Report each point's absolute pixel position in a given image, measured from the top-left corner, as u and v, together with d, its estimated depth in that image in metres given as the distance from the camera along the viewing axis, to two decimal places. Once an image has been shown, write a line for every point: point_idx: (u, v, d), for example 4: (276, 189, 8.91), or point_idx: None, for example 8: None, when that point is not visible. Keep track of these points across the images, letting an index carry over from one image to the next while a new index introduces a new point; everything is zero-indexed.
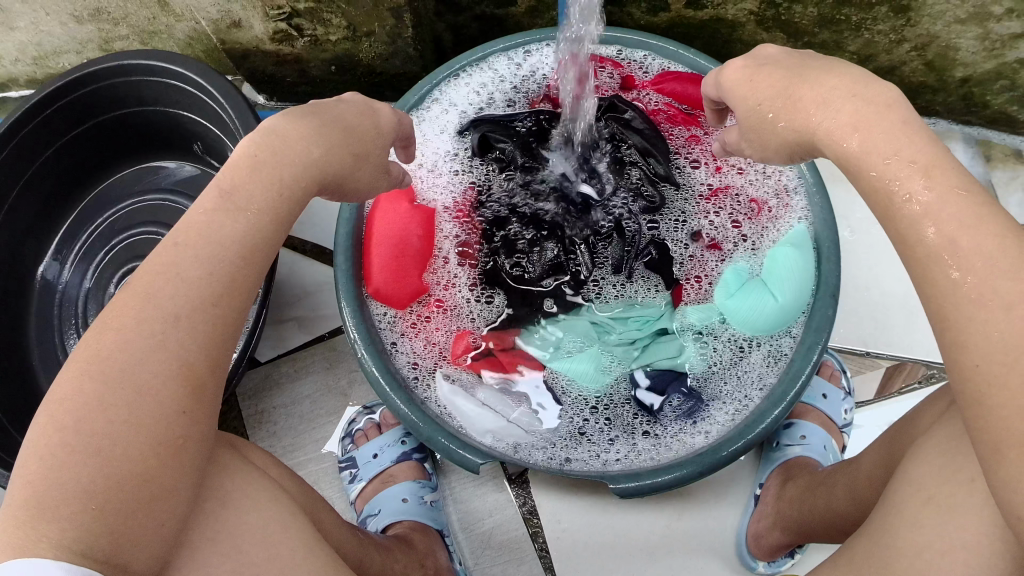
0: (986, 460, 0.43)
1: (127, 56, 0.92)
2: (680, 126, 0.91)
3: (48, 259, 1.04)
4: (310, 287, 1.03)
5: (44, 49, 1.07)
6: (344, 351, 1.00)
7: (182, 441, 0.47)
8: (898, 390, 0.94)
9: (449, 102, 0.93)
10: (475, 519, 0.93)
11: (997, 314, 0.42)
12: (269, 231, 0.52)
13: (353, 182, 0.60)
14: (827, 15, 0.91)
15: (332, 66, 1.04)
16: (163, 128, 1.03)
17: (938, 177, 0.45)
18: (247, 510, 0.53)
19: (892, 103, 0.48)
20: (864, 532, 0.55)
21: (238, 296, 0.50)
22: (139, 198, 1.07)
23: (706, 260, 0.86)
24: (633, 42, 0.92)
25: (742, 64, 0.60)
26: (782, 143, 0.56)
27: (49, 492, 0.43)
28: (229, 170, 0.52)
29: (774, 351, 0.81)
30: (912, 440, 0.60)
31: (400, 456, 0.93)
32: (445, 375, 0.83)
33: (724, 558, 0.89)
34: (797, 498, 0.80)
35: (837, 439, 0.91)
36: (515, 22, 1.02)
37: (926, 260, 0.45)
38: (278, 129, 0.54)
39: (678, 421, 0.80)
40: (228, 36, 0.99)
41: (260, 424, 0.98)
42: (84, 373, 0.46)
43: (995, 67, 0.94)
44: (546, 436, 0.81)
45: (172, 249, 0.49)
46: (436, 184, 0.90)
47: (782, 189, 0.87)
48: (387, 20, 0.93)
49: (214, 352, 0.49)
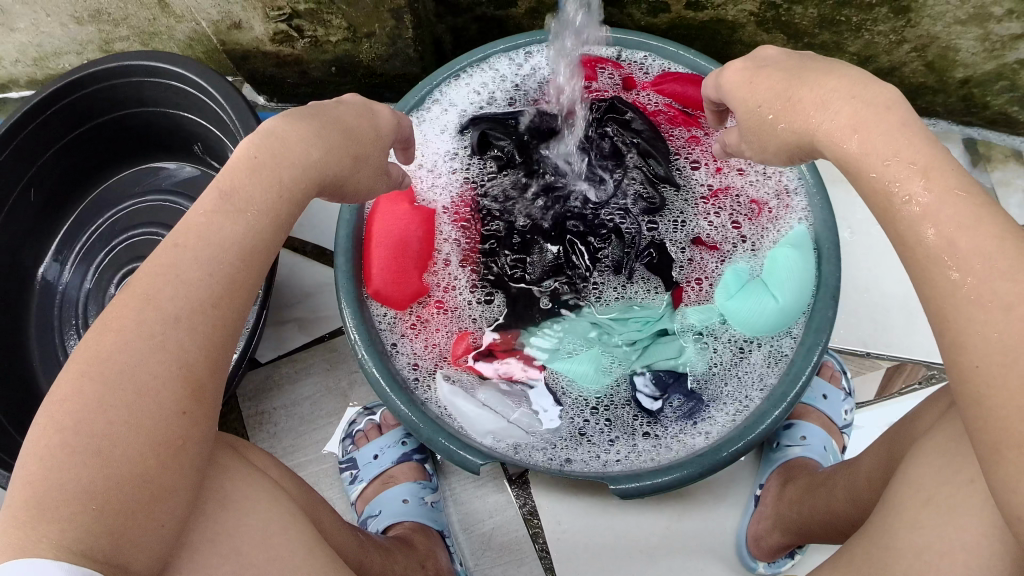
0: (985, 461, 0.43)
1: (128, 58, 0.92)
2: (679, 127, 0.92)
3: (48, 260, 1.04)
4: (310, 288, 1.03)
5: (44, 50, 1.07)
6: (344, 352, 1.00)
7: (182, 443, 0.47)
8: (899, 391, 0.94)
9: (449, 102, 0.93)
10: (475, 520, 0.93)
11: (996, 315, 0.42)
12: (268, 233, 0.52)
13: (353, 183, 0.60)
14: (827, 16, 0.91)
15: (332, 67, 1.04)
16: (163, 130, 1.03)
17: (937, 178, 0.45)
18: (247, 511, 0.53)
19: (892, 105, 0.48)
20: (864, 533, 0.55)
21: (237, 297, 0.50)
22: (139, 198, 1.07)
23: (705, 261, 0.86)
24: (634, 43, 0.92)
25: (741, 66, 0.60)
26: (781, 144, 0.56)
27: (49, 492, 0.43)
28: (228, 172, 0.52)
29: (775, 352, 0.81)
30: (912, 441, 0.60)
31: (400, 457, 0.93)
32: (446, 376, 0.83)
33: (724, 559, 0.89)
34: (797, 499, 0.79)
35: (837, 440, 0.91)
36: (515, 23, 1.02)
37: (925, 261, 0.45)
38: (278, 130, 0.54)
39: (678, 422, 0.80)
40: (228, 37, 0.99)
41: (260, 425, 0.98)
42: (85, 374, 0.46)
43: (995, 68, 0.94)
44: (546, 436, 0.81)
45: (172, 250, 0.49)
46: (436, 184, 0.90)
47: (782, 190, 0.87)
48: (387, 21, 0.93)
49: (215, 353, 0.49)
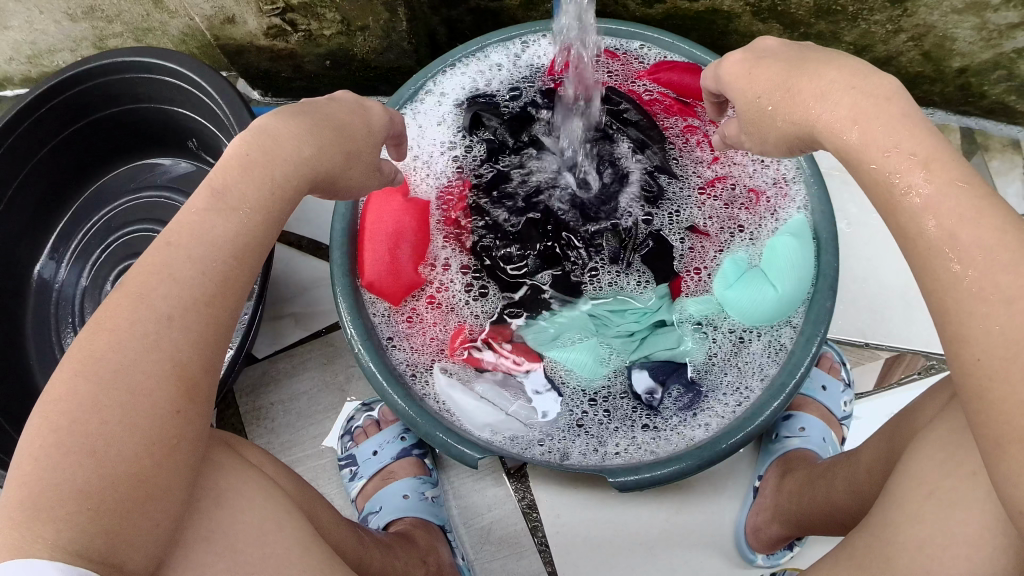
0: (987, 453, 0.43)
1: (122, 55, 0.92)
2: (676, 116, 0.91)
3: (43, 259, 1.03)
4: (306, 283, 1.03)
5: (37, 48, 1.06)
6: (341, 346, 1.00)
7: (176, 442, 0.47)
8: (898, 381, 0.94)
9: (441, 92, 0.92)
10: (474, 514, 0.93)
11: (999, 308, 0.42)
12: (261, 232, 0.52)
13: (345, 180, 0.60)
14: (823, 5, 0.91)
15: (327, 61, 1.04)
16: (158, 125, 1.02)
17: (938, 170, 0.45)
18: (240, 510, 0.53)
19: (892, 96, 0.48)
20: (865, 525, 0.55)
21: (230, 296, 0.50)
22: (134, 195, 1.06)
23: (704, 250, 0.86)
24: (628, 33, 0.92)
25: (741, 57, 0.60)
26: (781, 136, 0.56)
27: (43, 493, 0.42)
28: (220, 170, 0.51)
29: (773, 342, 0.81)
30: (913, 434, 0.60)
31: (399, 452, 0.93)
32: (442, 370, 0.82)
33: (724, 551, 0.90)
34: (797, 489, 0.80)
35: (837, 431, 0.92)
36: (509, 14, 1.01)
37: (926, 253, 0.45)
38: (268, 128, 0.54)
39: (678, 414, 0.80)
40: (222, 32, 0.98)
41: (259, 421, 0.97)
42: (78, 374, 0.45)
43: (992, 57, 0.94)
44: (544, 429, 0.81)
45: (165, 249, 0.48)
46: (430, 175, 0.90)
47: (780, 179, 0.87)
48: (381, 14, 0.92)
49: (207, 352, 0.49)
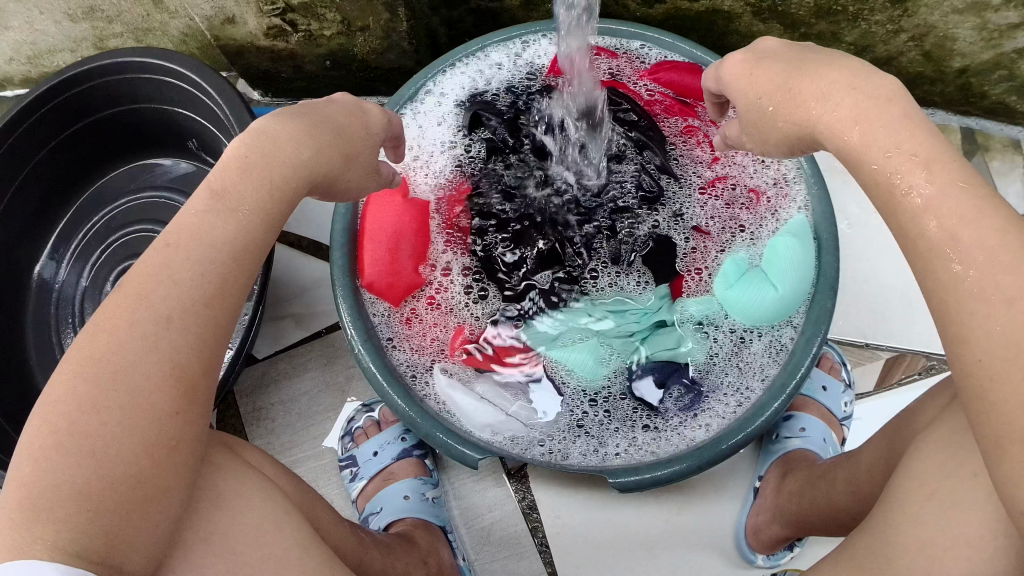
0: (988, 453, 0.43)
1: (120, 55, 0.92)
2: (676, 116, 0.91)
3: (43, 259, 1.03)
4: (306, 284, 1.03)
5: (38, 48, 1.06)
6: (341, 347, 1.00)
7: (175, 443, 0.46)
8: (899, 381, 0.94)
9: (441, 92, 0.92)
10: (475, 515, 0.93)
11: (999, 309, 0.42)
12: (260, 233, 0.52)
13: (343, 181, 0.60)
14: (824, 5, 0.91)
15: (327, 61, 1.03)
16: (158, 126, 1.02)
17: (939, 171, 0.45)
18: (240, 511, 0.52)
19: (893, 97, 0.48)
20: (866, 525, 0.55)
21: (230, 296, 0.50)
22: (134, 196, 1.06)
23: (706, 251, 0.86)
24: (628, 33, 0.92)
25: (741, 57, 0.59)
26: (782, 137, 0.56)
27: (41, 494, 0.42)
28: (219, 172, 0.51)
29: (774, 342, 0.81)
30: (913, 435, 0.59)
31: (399, 453, 0.93)
32: (442, 370, 0.82)
33: (724, 551, 0.90)
34: (797, 490, 0.80)
35: (837, 431, 0.92)
36: (509, 15, 1.01)
37: (927, 254, 0.45)
38: (267, 130, 0.54)
39: (678, 415, 0.80)
40: (222, 32, 0.98)
41: (259, 421, 0.97)
42: (77, 375, 0.45)
43: (993, 57, 0.94)
44: (545, 429, 0.81)
45: (164, 251, 0.48)
46: (430, 175, 0.90)
47: (780, 179, 0.87)
48: (382, 14, 0.92)
49: (207, 353, 0.49)
